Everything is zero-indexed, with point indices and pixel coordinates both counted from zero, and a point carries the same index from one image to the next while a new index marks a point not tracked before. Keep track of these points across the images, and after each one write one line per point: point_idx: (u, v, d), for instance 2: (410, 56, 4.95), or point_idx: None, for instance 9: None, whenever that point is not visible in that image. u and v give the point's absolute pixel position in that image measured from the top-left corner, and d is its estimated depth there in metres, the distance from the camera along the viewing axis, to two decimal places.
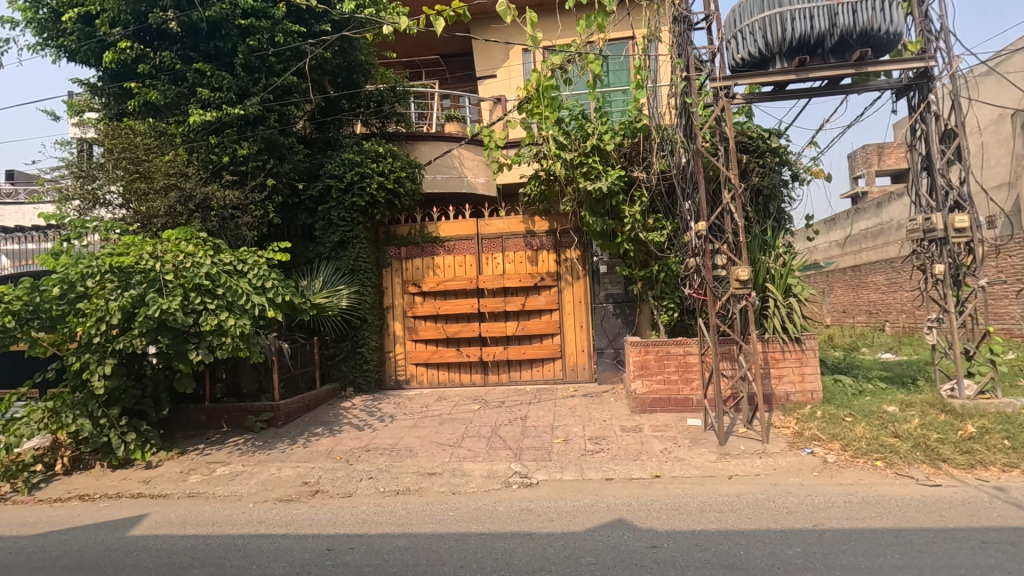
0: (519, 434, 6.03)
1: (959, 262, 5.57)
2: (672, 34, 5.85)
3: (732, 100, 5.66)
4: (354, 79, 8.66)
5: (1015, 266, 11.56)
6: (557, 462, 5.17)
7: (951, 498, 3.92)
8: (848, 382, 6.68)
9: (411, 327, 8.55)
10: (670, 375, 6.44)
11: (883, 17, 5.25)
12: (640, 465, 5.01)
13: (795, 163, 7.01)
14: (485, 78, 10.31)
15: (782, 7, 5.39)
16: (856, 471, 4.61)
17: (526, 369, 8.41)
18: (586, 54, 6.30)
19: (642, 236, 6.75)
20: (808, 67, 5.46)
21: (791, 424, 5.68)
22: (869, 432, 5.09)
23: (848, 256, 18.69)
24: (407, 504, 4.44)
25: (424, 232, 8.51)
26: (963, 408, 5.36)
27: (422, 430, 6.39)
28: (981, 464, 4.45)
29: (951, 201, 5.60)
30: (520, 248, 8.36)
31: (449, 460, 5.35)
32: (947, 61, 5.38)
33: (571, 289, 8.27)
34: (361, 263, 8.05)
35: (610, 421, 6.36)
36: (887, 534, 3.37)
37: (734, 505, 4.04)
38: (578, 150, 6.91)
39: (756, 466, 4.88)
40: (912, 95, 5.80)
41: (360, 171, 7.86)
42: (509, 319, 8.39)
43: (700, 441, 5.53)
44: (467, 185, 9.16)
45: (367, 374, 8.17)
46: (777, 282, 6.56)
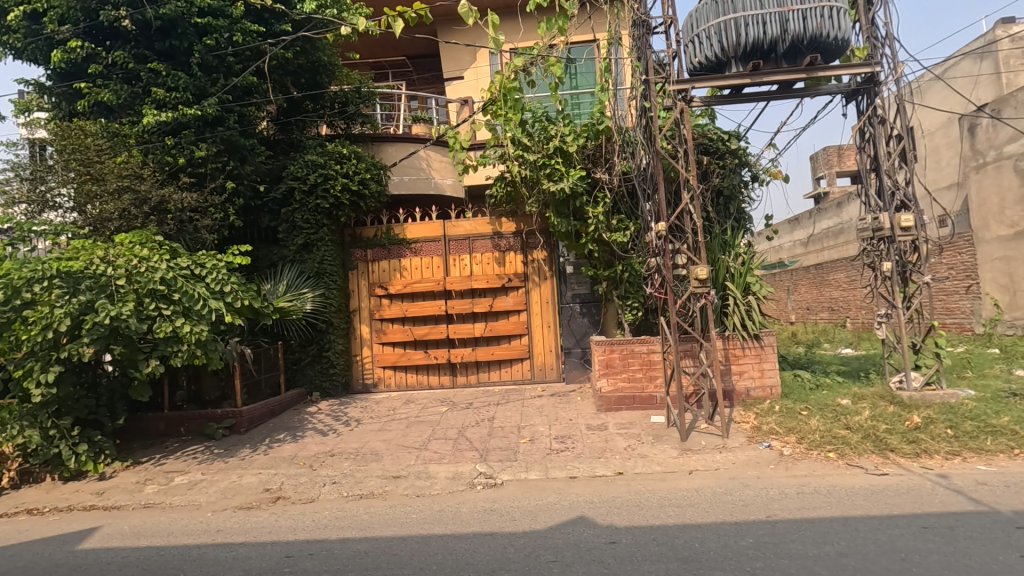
0: (486, 435, 6.05)
1: (905, 259, 5.82)
2: (632, 37, 5.95)
3: (690, 103, 5.78)
4: (318, 80, 8.57)
5: (964, 262, 12.24)
6: (523, 461, 5.21)
7: (898, 486, 4.08)
8: (807, 376, 6.89)
9: (378, 330, 8.47)
10: (634, 373, 6.55)
11: (832, 24, 5.42)
12: (604, 463, 5.08)
13: (754, 164, 7.21)
14: (452, 79, 10.30)
15: (736, 13, 5.54)
16: (810, 463, 4.76)
17: (495, 370, 8.43)
18: (547, 57, 6.36)
19: (606, 236, 6.89)
20: (762, 72, 5.61)
21: (750, 419, 5.84)
22: (823, 425, 5.26)
23: (811, 254, 19.28)
24: (370, 508, 4.41)
25: (391, 233, 8.46)
26: (911, 399, 5.60)
27: (388, 433, 6.34)
28: (926, 453, 4.64)
29: (898, 201, 5.84)
30: (487, 249, 8.38)
31: (414, 462, 5.34)
32: (892, 67, 5.60)
33: (538, 290, 8.31)
34: (326, 266, 7.94)
35: (576, 420, 6.43)
36: (835, 523, 3.50)
37: (693, 500, 4.13)
38: (541, 152, 6.98)
39: (716, 461, 5.00)
40: (860, 99, 6.01)
41: (323, 173, 7.76)
42: (477, 320, 8.40)
43: (663, 438, 5.64)
44: (434, 187, 9.16)
45: (333, 378, 8.10)
46: (737, 281, 6.72)
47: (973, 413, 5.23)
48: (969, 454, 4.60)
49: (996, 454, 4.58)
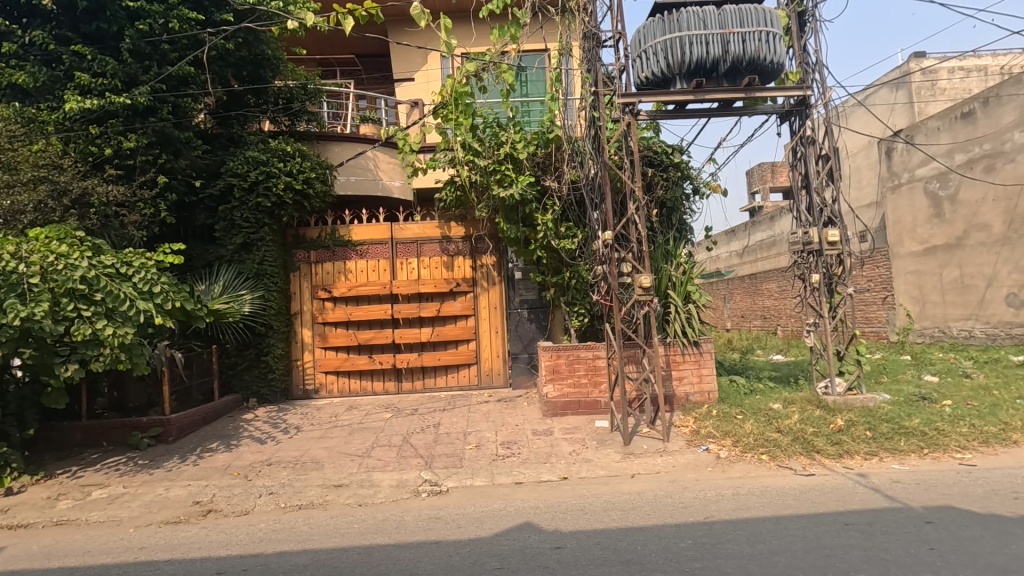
0: (431, 442, 5.98)
1: (831, 272, 6.22)
2: (582, 49, 6.09)
3: (637, 117, 5.94)
4: (261, 74, 8.24)
5: (881, 276, 13.24)
6: (468, 467, 5.17)
7: (824, 486, 4.33)
8: (741, 382, 7.22)
9: (321, 334, 8.21)
10: (579, 378, 6.66)
11: (768, 48, 5.75)
12: (549, 468, 5.13)
13: (696, 178, 7.51)
14: (403, 80, 10.18)
15: (681, 32, 5.77)
16: (744, 465, 4.98)
17: (441, 376, 8.34)
18: (499, 64, 6.37)
19: (554, 243, 6.97)
20: (704, 90, 5.85)
21: (689, 423, 6.04)
22: (756, 428, 5.53)
23: (746, 264, 20.36)
24: (310, 519, 4.25)
25: (336, 235, 8.24)
26: (835, 403, 5.98)
27: (330, 441, 6.15)
28: (848, 453, 4.95)
29: (826, 216, 6.22)
30: (435, 253, 8.32)
31: (357, 470, 5.19)
32: (821, 92, 5.98)
33: (486, 295, 8.32)
34: (267, 267, 7.64)
35: (523, 426, 6.45)
36: (766, 522, 3.68)
37: (636, 503, 4.23)
38: (492, 157, 7.00)
39: (657, 464, 5.15)
40: (794, 120, 6.39)
41: (265, 171, 7.46)
42: (424, 324, 8.28)
43: (606, 442, 5.76)
44: (382, 188, 9.00)
45: (272, 384, 7.77)
46: (678, 289, 6.97)
47: (889, 415, 5.65)
48: (885, 454, 4.95)
49: (908, 454, 4.95)
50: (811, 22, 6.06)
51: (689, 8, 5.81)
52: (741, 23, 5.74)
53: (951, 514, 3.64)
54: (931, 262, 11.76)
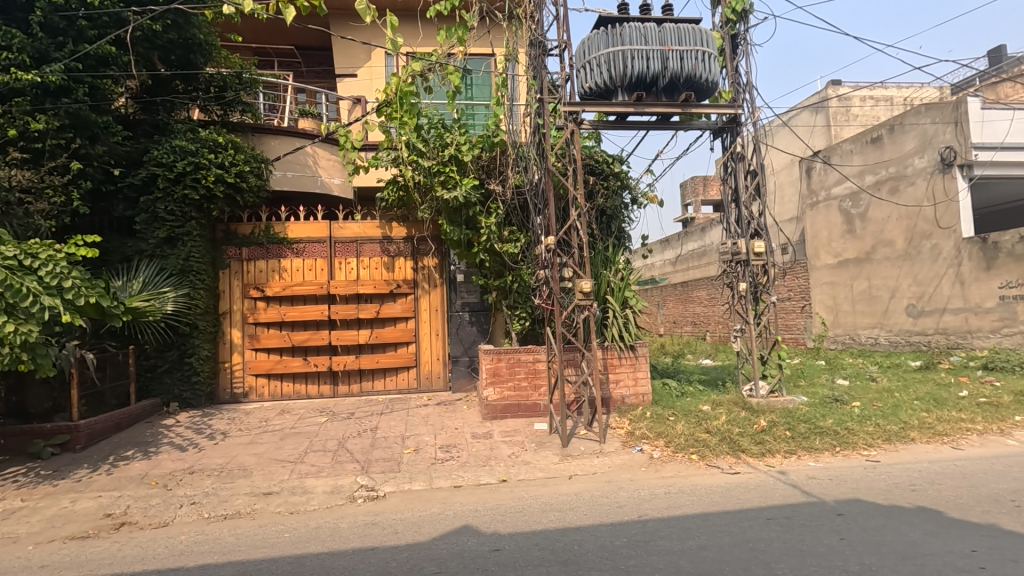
0: (368, 446, 5.83)
1: (757, 281, 6.59)
2: (529, 56, 6.16)
3: (580, 125, 6.07)
4: (191, 59, 7.74)
5: (800, 286, 14.24)
6: (406, 472, 5.08)
7: (748, 484, 4.57)
8: (674, 385, 7.52)
9: (251, 335, 7.84)
10: (520, 381, 6.71)
11: (704, 67, 6.06)
12: (489, 471, 5.14)
13: (634, 188, 7.76)
14: (344, 76, 9.90)
15: (624, 46, 5.96)
16: (676, 465, 5.18)
17: (379, 379, 8.17)
18: (445, 65, 6.34)
19: (497, 246, 7.00)
20: (644, 103, 6.06)
21: (624, 425, 6.23)
22: (687, 429, 5.78)
23: (679, 273, 21.37)
24: (236, 530, 4.04)
25: (270, 232, 7.91)
26: (758, 405, 6.34)
27: (259, 446, 5.87)
28: (770, 452, 5.26)
29: (753, 228, 6.59)
30: (375, 254, 8.15)
31: (288, 477, 4.98)
32: (751, 111, 6.35)
33: (427, 297, 8.23)
34: (192, 263, 7.22)
35: (462, 429, 6.42)
36: (696, 519, 3.84)
37: (573, 504, 4.30)
38: (436, 158, 6.97)
39: (594, 465, 5.27)
40: (725, 136, 6.72)
41: (194, 161, 7.04)
42: (362, 326, 8.08)
43: (545, 444, 5.83)
44: (320, 185, 8.73)
45: (196, 388, 7.33)
46: (617, 295, 7.18)
47: (807, 416, 6.05)
48: (802, 452, 5.30)
49: (822, 452, 5.32)
50: (742, 45, 6.44)
51: (632, 23, 6.01)
52: (679, 42, 6.02)
53: (859, 507, 3.94)
54: (843, 275, 12.74)
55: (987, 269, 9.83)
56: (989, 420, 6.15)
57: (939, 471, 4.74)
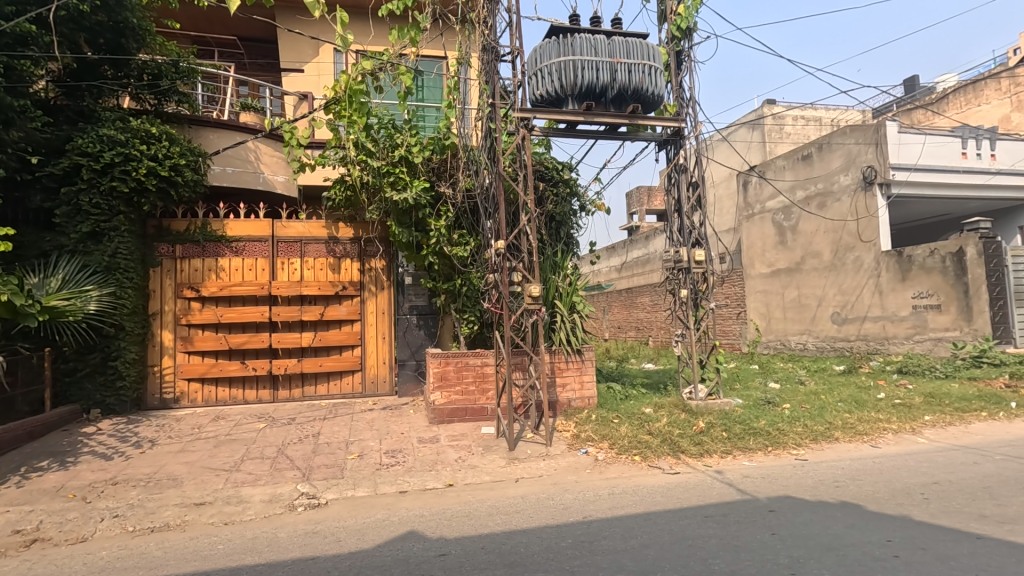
0: (310, 452, 5.65)
1: (697, 288, 6.87)
2: (481, 61, 6.19)
3: (531, 131, 6.14)
4: (122, 44, 7.24)
5: (736, 294, 14.99)
6: (350, 478, 4.96)
7: (687, 483, 4.74)
8: (618, 388, 7.70)
9: (184, 337, 7.44)
10: (467, 385, 6.68)
11: (650, 80, 6.28)
12: (435, 475, 5.09)
13: (583, 196, 7.92)
14: (290, 70, 9.58)
15: (574, 55, 6.09)
16: (619, 466, 5.31)
17: (322, 384, 7.93)
18: (397, 65, 6.27)
19: (446, 250, 6.97)
20: (593, 113, 6.21)
21: (570, 428, 6.33)
22: (630, 431, 5.93)
23: (624, 279, 21.95)
24: (164, 543, 3.81)
25: (207, 229, 7.54)
26: (698, 407, 6.60)
27: (191, 454, 5.57)
28: (707, 452, 5.49)
29: (694, 237, 6.86)
30: (321, 254, 7.93)
31: (222, 486, 4.75)
32: (694, 125, 6.63)
33: (374, 300, 8.08)
34: (119, 260, 6.77)
35: (408, 433, 6.32)
36: (638, 518, 3.95)
37: (519, 506, 4.33)
38: (385, 159, 6.88)
39: (540, 468, 5.31)
40: (670, 148, 6.97)
41: (123, 152, 6.63)
42: (305, 328, 7.83)
43: (492, 448, 5.84)
44: (262, 183, 8.40)
45: (121, 393, 6.87)
46: (564, 299, 7.27)
47: (741, 418, 6.34)
48: (737, 452, 5.55)
49: (755, 451, 5.59)
50: (686, 62, 6.71)
51: (583, 34, 6.16)
52: (627, 55, 6.23)
53: (789, 503, 4.17)
54: (776, 283, 13.52)
55: (902, 280, 10.63)
56: (903, 420, 6.65)
57: (859, 467, 5.08)
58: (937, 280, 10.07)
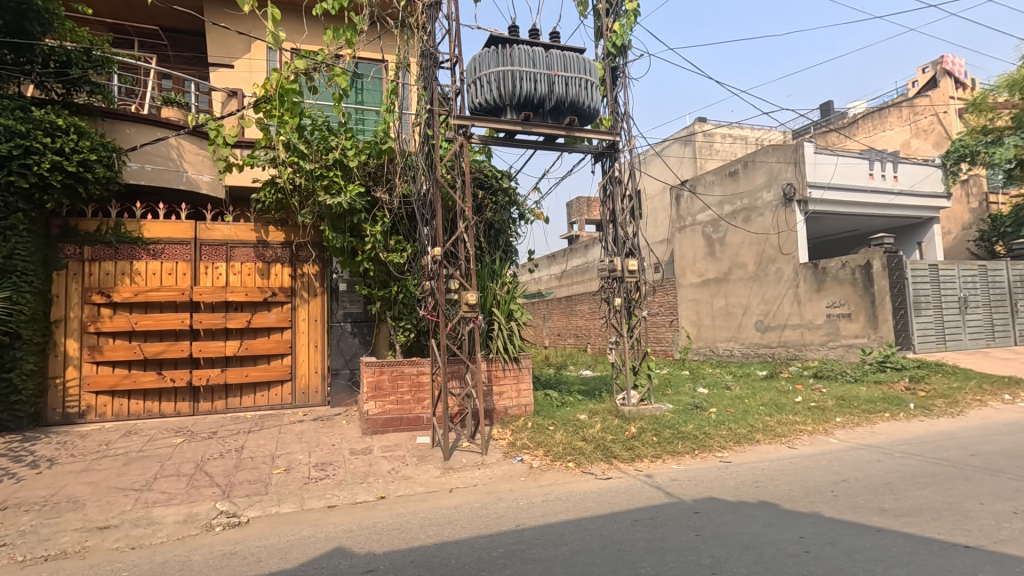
0: (231, 468, 5.34)
1: (631, 296, 7.07)
2: (420, 66, 6.13)
3: (469, 139, 6.14)
4: (24, 27, 6.64)
5: (668, 302, 15.64)
6: (274, 494, 4.73)
7: (618, 488, 4.85)
8: (555, 395, 7.79)
9: (92, 346, 6.87)
10: (402, 395, 6.56)
11: (586, 94, 6.44)
12: (366, 488, 4.94)
13: (522, 205, 8.00)
14: (218, 65, 9.14)
15: (513, 66, 6.16)
16: (554, 473, 5.36)
17: (248, 395, 7.55)
18: (332, 66, 6.11)
19: (382, 256, 6.84)
20: (531, 123, 6.28)
21: (506, 436, 6.34)
22: (565, 438, 6.00)
23: (564, 287, 22.33)
24: (60, 573, 3.48)
25: (120, 230, 7.03)
26: (630, 413, 6.78)
27: (96, 474, 5.14)
28: (638, 457, 5.63)
29: (628, 247, 7.06)
30: (248, 258, 7.57)
31: (130, 508, 4.40)
32: (627, 139, 6.85)
33: (306, 307, 7.78)
34: (16, 262, 6.17)
35: (339, 445, 6.12)
36: (570, 525, 3.99)
37: (452, 517, 4.27)
38: (319, 161, 6.69)
39: (474, 477, 5.28)
40: (605, 161, 7.16)
41: (23, 144, 6.06)
42: (230, 336, 7.43)
43: (427, 458, 5.74)
44: (185, 182, 7.93)
45: (16, 409, 6.25)
46: (502, 307, 7.28)
47: (671, 422, 6.56)
48: (667, 456, 5.74)
49: (683, 455, 5.80)
50: (621, 78, 6.93)
51: (521, 46, 6.25)
52: (564, 68, 6.37)
53: (712, 504, 4.34)
54: (706, 293, 14.23)
55: (818, 290, 11.39)
56: (817, 422, 7.11)
57: (777, 468, 5.37)
58: (848, 291, 10.84)
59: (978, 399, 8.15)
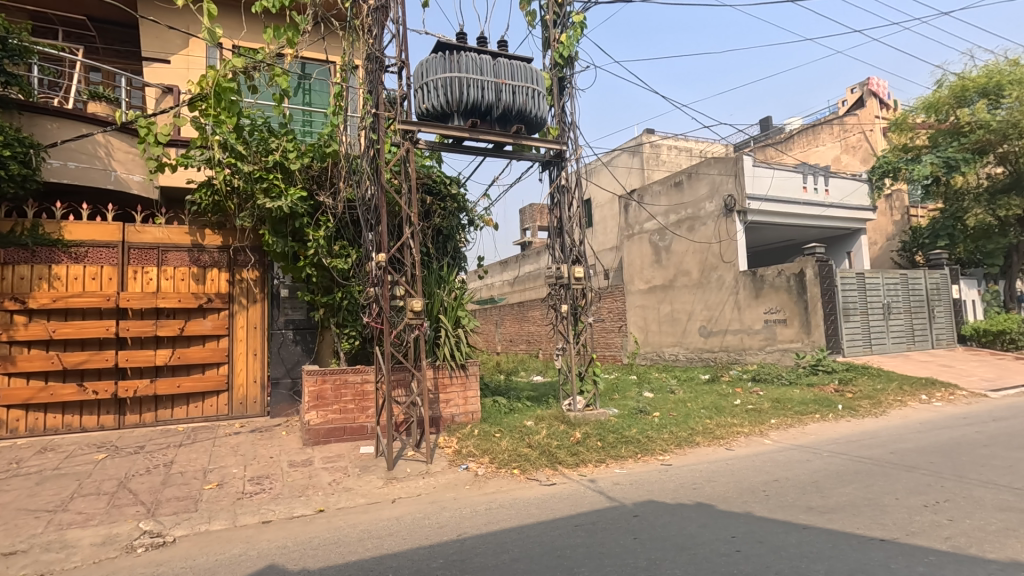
0: (158, 484, 5.06)
1: (577, 303, 7.18)
2: (365, 70, 6.04)
3: (416, 144, 6.08)
4: None
5: (616, 308, 15.98)
6: (204, 511, 4.50)
7: (562, 494, 4.88)
8: (503, 402, 7.79)
9: (3, 357, 6.37)
10: (345, 404, 6.40)
11: (533, 103, 6.51)
12: (304, 502, 4.78)
13: (471, 211, 7.99)
14: (153, 60, 8.71)
15: (460, 73, 6.16)
16: (498, 480, 5.35)
17: (180, 406, 7.18)
18: (273, 67, 5.93)
19: (325, 262, 6.69)
20: (479, 130, 6.29)
21: (452, 444, 6.28)
22: (511, 445, 6.01)
23: (516, 293, 22.46)
24: None
25: (38, 232, 6.56)
26: (576, 418, 6.87)
27: (4, 495, 4.74)
28: (582, 462, 5.71)
29: (575, 254, 7.16)
30: (182, 263, 7.22)
31: (41, 531, 4.08)
32: (574, 148, 6.97)
33: (245, 314, 7.48)
34: None
35: (278, 457, 5.90)
36: (512, 532, 3.98)
37: (392, 529, 4.19)
38: (258, 163, 6.53)
39: (418, 487, 5.20)
40: (552, 170, 7.24)
41: None
42: (161, 345, 7.05)
43: (370, 468, 5.62)
44: (114, 181, 7.49)
45: None
46: (449, 314, 7.21)
47: (616, 427, 6.68)
48: (610, 460, 5.84)
49: (626, 459, 5.91)
50: (568, 89, 7.05)
51: (469, 53, 6.26)
52: (511, 77, 6.41)
53: (652, 507, 4.44)
54: (653, 299, 14.64)
55: (756, 297, 11.91)
56: (754, 424, 7.41)
57: (715, 470, 5.55)
58: (784, 298, 11.38)
59: (899, 400, 8.71)
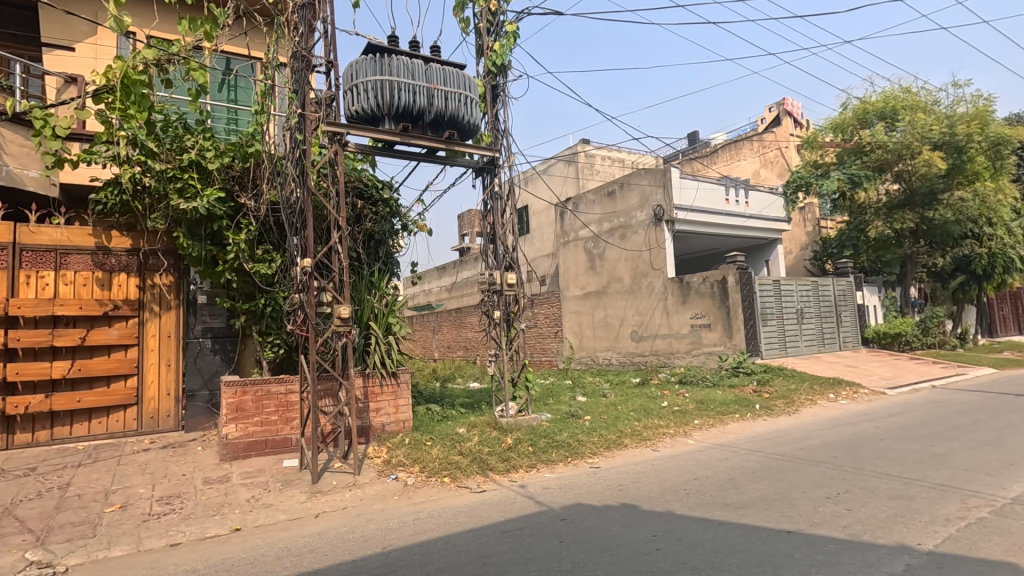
0: (52, 509, 4.62)
1: (510, 309, 7.21)
2: (291, 68, 5.82)
3: (344, 147, 5.92)
4: None
5: (552, 314, 16.21)
6: (103, 537, 4.15)
7: (491, 501, 4.87)
8: (436, 409, 7.69)
9: None
10: (268, 416, 6.11)
11: (465, 109, 6.52)
12: (218, 521, 4.51)
13: (404, 216, 7.88)
14: (53, 46, 8.01)
15: (391, 76, 6.08)
16: (428, 489, 5.26)
17: (80, 422, 6.61)
18: (188, 60, 5.59)
19: (246, 266, 6.39)
20: (411, 134, 6.22)
21: (381, 454, 6.13)
22: (442, 453, 5.94)
23: (454, 299, 22.33)
24: None
25: None
26: (508, 424, 6.89)
27: None
28: (513, 467, 5.73)
29: (508, 260, 7.18)
30: (84, 267, 6.68)
31: None
32: (507, 156, 7.02)
33: (156, 322, 7.02)
34: None
35: (191, 475, 5.53)
36: (439, 542, 3.93)
37: (313, 545, 4.02)
38: (172, 162, 6.17)
39: (344, 500, 5.03)
40: (485, 176, 7.25)
41: None
42: (58, 356, 6.45)
43: (293, 482, 5.38)
44: (6, 177, 6.76)
45: None
46: (380, 320, 7.06)
47: (547, 432, 6.76)
48: (541, 465, 5.89)
49: (557, 463, 5.99)
50: (501, 96, 7.11)
51: (401, 56, 6.18)
52: (444, 82, 6.38)
53: (579, 510, 4.52)
54: (587, 305, 14.99)
55: (683, 302, 12.44)
56: (678, 425, 7.70)
57: (641, 471, 5.72)
58: (708, 304, 11.96)
59: (810, 399, 9.33)
